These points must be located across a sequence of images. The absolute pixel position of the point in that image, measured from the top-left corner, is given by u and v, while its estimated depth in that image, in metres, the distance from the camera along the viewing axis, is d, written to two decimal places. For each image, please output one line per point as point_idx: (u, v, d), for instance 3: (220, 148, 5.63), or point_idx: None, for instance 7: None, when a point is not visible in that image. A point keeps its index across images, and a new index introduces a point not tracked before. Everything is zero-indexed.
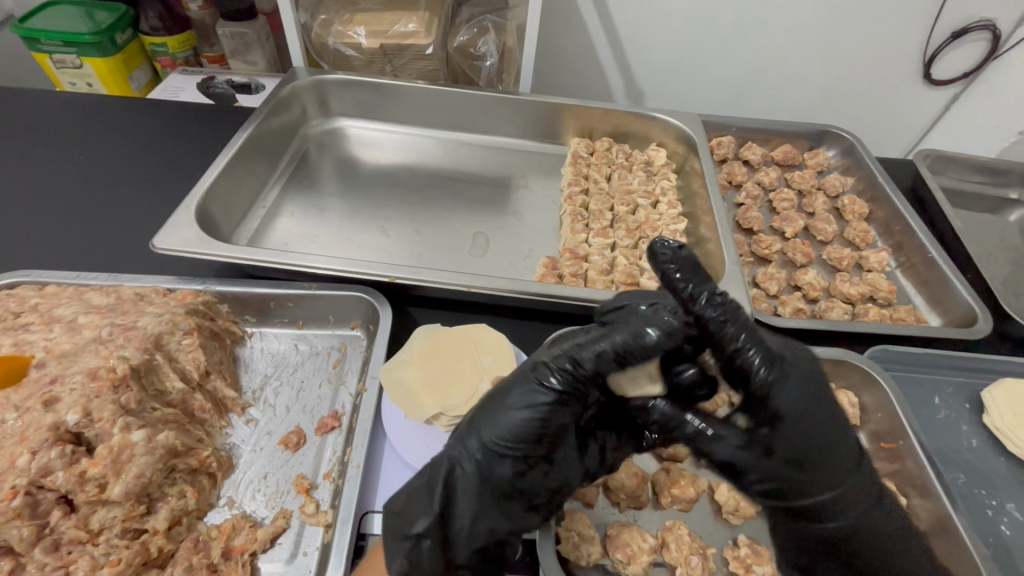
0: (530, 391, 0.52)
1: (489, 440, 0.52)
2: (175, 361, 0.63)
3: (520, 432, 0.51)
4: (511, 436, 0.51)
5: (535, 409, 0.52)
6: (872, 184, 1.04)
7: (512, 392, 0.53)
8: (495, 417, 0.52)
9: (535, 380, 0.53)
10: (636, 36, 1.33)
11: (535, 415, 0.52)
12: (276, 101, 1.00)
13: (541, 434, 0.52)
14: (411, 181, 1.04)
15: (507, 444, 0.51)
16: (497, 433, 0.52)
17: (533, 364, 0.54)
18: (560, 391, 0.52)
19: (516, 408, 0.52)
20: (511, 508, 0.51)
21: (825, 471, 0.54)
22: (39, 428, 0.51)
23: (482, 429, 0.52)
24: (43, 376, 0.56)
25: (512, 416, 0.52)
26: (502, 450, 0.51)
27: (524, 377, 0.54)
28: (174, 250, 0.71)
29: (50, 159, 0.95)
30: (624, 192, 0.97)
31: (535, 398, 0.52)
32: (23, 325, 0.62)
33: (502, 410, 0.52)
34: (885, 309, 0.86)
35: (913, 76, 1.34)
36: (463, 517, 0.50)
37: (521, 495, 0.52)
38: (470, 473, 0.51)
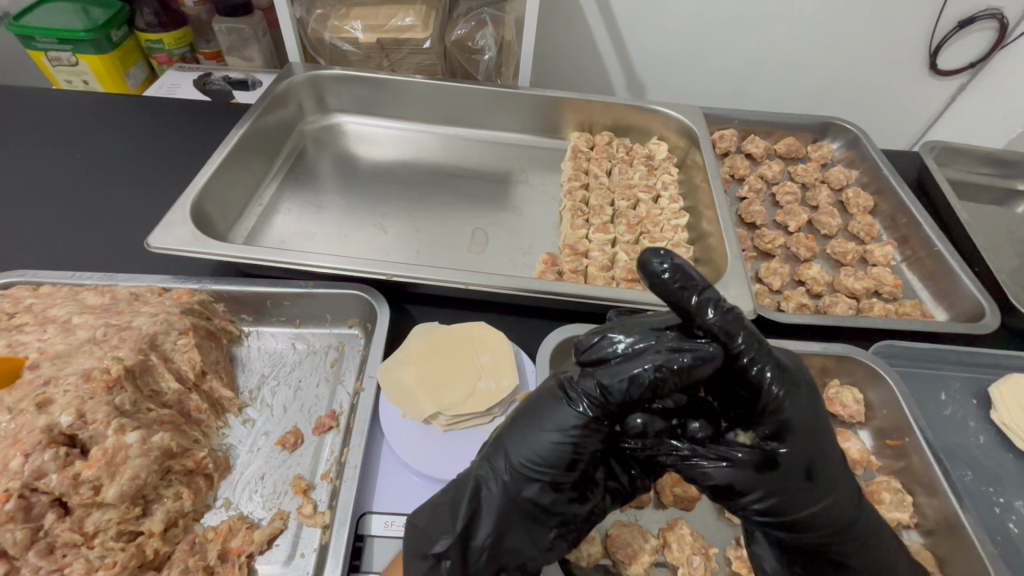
0: (562, 410, 0.49)
1: (516, 461, 0.49)
2: (170, 361, 0.62)
3: (549, 453, 0.48)
4: (541, 458, 0.49)
5: (568, 431, 0.48)
6: (877, 176, 1.02)
7: (542, 411, 0.50)
8: (523, 436, 0.50)
9: (565, 402, 0.49)
10: (636, 29, 1.32)
11: (567, 437, 0.48)
12: (271, 98, 0.99)
13: (574, 457, 0.49)
14: (410, 177, 1.03)
15: (538, 466, 0.49)
16: (526, 455, 0.49)
17: (563, 384, 0.51)
18: (594, 411, 0.48)
19: (546, 429, 0.49)
20: (536, 530, 0.50)
21: (823, 486, 0.48)
22: (32, 430, 0.50)
23: (510, 450, 0.50)
24: (38, 377, 0.55)
25: (542, 439, 0.49)
26: (532, 473, 0.49)
27: (553, 397, 0.50)
28: (168, 249, 0.70)
29: (45, 158, 0.94)
30: (624, 186, 0.95)
31: (565, 419, 0.49)
32: (17, 326, 0.62)
33: (531, 429, 0.50)
34: (891, 304, 0.85)
35: (918, 66, 1.32)
36: (485, 543, 0.49)
37: (550, 518, 0.50)
38: (497, 495, 0.49)
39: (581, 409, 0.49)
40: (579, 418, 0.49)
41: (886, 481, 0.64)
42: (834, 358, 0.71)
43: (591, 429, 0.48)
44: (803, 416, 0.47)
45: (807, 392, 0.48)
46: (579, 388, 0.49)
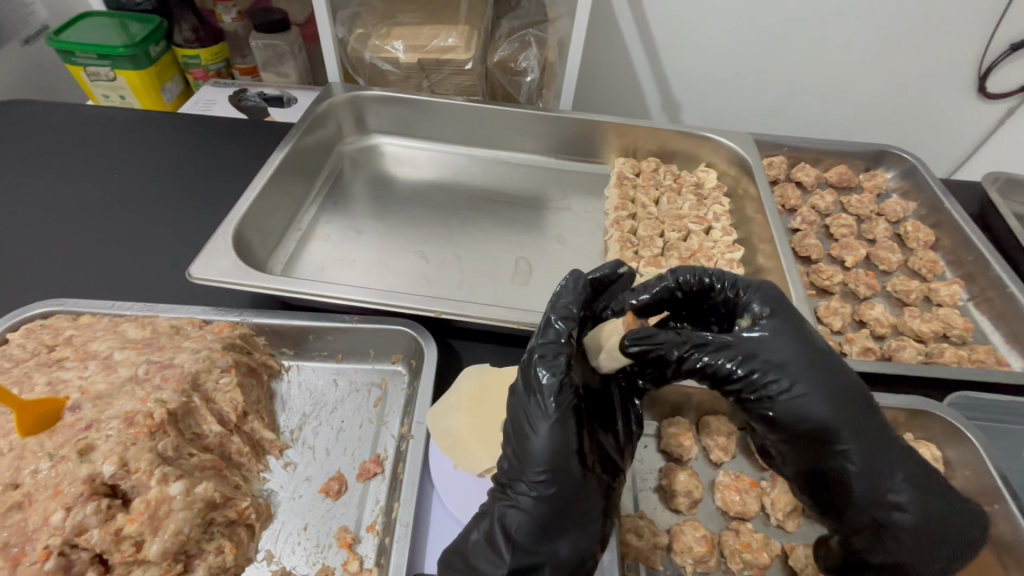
0: (536, 405, 0.50)
1: (527, 472, 0.49)
2: (212, 402, 0.60)
3: (554, 447, 0.48)
4: (540, 457, 0.49)
5: (555, 418, 0.49)
6: (937, 209, 0.97)
7: (523, 421, 0.50)
8: (519, 447, 0.50)
9: (535, 400, 0.50)
10: (675, 50, 1.29)
11: (557, 428, 0.49)
12: (311, 118, 0.97)
13: (573, 439, 0.49)
14: (449, 201, 1.00)
15: (548, 468, 0.48)
16: (533, 466, 0.49)
17: (523, 389, 0.51)
18: (564, 388, 0.49)
19: (536, 433, 0.49)
20: (589, 523, 0.49)
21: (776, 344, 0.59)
22: (74, 480, 0.48)
23: (519, 466, 0.50)
24: (79, 420, 0.52)
25: (539, 439, 0.49)
26: (548, 477, 0.48)
27: (524, 401, 0.50)
28: (211, 281, 0.67)
29: (83, 178, 0.93)
30: (674, 216, 0.91)
31: (549, 412, 0.49)
32: (57, 361, 0.60)
33: (522, 440, 0.50)
34: (961, 348, 0.80)
35: (969, 89, 1.27)
36: (554, 558, 0.48)
37: (594, 504, 0.49)
38: (527, 506, 0.48)
39: (553, 403, 0.49)
40: (555, 409, 0.49)
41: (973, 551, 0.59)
42: (908, 412, 0.66)
43: (572, 406, 0.49)
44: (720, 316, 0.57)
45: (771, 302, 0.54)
46: (540, 390, 0.49)
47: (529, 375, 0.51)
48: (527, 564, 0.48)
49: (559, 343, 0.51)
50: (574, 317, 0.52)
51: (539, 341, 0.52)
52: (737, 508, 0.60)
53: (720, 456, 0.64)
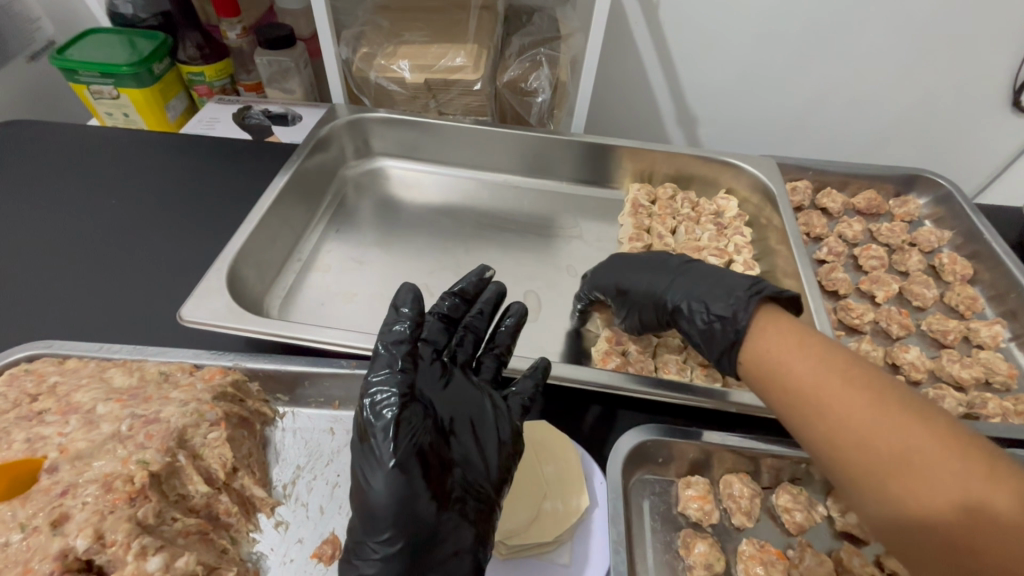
0: (374, 453, 0.45)
1: (374, 530, 0.45)
2: (199, 458, 0.56)
3: (395, 499, 0.45)
4: (382, 510, 0.45)
5: (392, 470, 0.44)
6: (975, 238, 0.91)
7: (359, 475, 0.46)
8: (362, 502, 0.46)
9: (370, 449, 0.46)
10: (692, 64, 1.24)
11: (397, 476, 0.44)
12: (314, 141, 0.93)
13: (417, 482, 0.45)
14: (454, 227, 0.96)
15: (393, 521, 0.45)
16: (378, 521, 0.45)
17: (359, 436, 0.47)
18: (394, 430, 0.45)
19: (374, 488, 0.45)
20: (451, 566, 0.46)
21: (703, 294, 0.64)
22: (45, 556, 0.45)
23: (363, 524, 0.46)
24: (55, 485, 0.49)
25: (377, 494, 0.45)
26: (392, 533, 0.45)
27: (361, 450, 0.46)
28: (203, 324, 0.64)
29: (81, 204, 0.91)
30: (692, 247, 0.86)
31: (385, 461, 0.45)
32: (39, 413, 0.57)
33: (362, 495, 0.46)
34: (1006, 397, 0.74)
35: (1000, 102, 1.20)
36: None
37: (456, 541, 0.47)
38: (380, 564, 0.45)
39: (389, 449, 0.45)
40: (393, 458, 0.44)
41: None
42: None
43: (414, 446, 0.45)
44: (631, 272, 0.73)
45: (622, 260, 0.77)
46: (372, 432, 0.45)
47: (362, 421, 0.46)
48: None
49: (391, 373, 0.47)
50: (406, 338, 0.49)
51: (371, 376, 0.47)
52: None
53: (743, 521, 0.59)
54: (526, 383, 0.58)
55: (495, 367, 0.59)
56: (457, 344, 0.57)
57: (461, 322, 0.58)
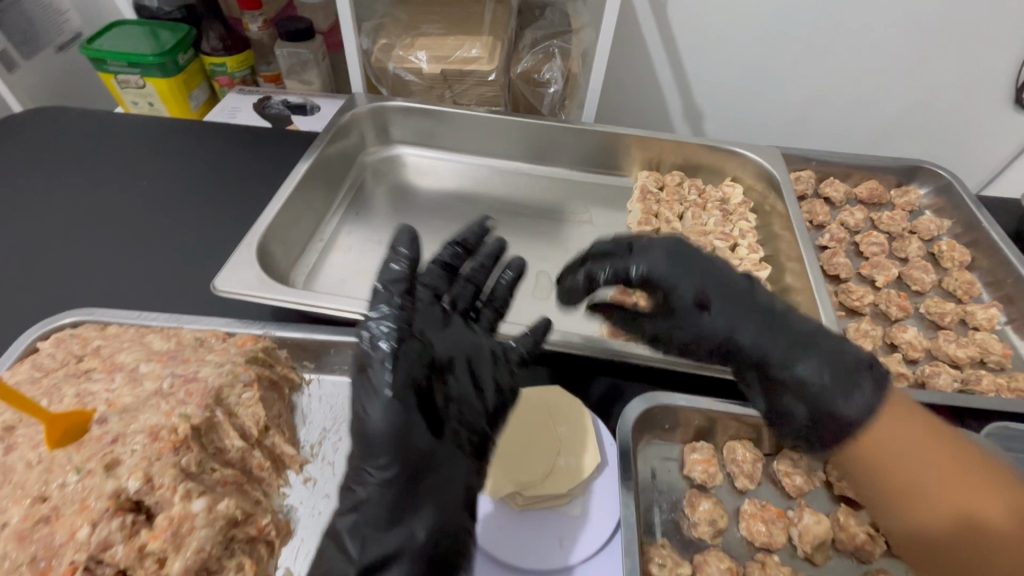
0: (373, 382, 0.48)
1: (371, 458, 0.48)
2: (234, 416, 0.60)
3: (392, 427, 0.47)
4: (379, 437, 0.48)
5: (391, 398, 0.47)
6: (973, 227, 0.94)
7: (358, 405, 0.49)
8: (359, 432, 0.49)
9: (369, 380, 0.49)
10: (699, 60, 1.27)
11: (394, 404, 0.47)
12: (335, 128, 0.97)
13: (412, 412, 0.48)
14: (469, 212, 1.00)
15: (389, 448, 0.48)
16: (375, 449, 0.48)
17: (360, 370, 0.50)
18: (393, 362, 0.48)
19: (371, 415, 0.48)
20: (445, 495, 0.49)
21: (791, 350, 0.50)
22: (100, 495, 0.48)
23: (361, 452, 0.49)
24: (106, 434, 0.53)
25: (375, 421, 0.48)
26: (388, 460, 0.48)
27: (361, 382, 0.50)
28: (235, 293, 0.68)
29: (113, 186, 0.95)
30: (699, 232, 0.89)
31: (382, 390, 0.48)
32: (85, 372, 0.60)
33: (360, 424, 0.49)
34: (999, 375, 0.77)
35: (1003, 101, 1.23)
36: (411, 541, 0.47)
37: (451, 474, 0.50)
38: (376, 492, 0.48)
39: (386, 377, 0.48)
40: (392, 386, 0.48)
41: None
42: None
43: (411, 377, 0.49)
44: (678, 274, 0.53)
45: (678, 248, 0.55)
46: (371, 362, 0.48)
47: (361, 353, 0.50)
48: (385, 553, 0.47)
49: (390, 309, 0.51)
50: (404, 276, 0.53)
51: (371, 311, 0.51)
52: (763, 539, 0.59)
53: (745, 483, 0.63)
54: (524, 339, 0.59)
55: (494, 318, 0.61)
56: (457, 291, 0.59)
57: (462, 274, 0.61)
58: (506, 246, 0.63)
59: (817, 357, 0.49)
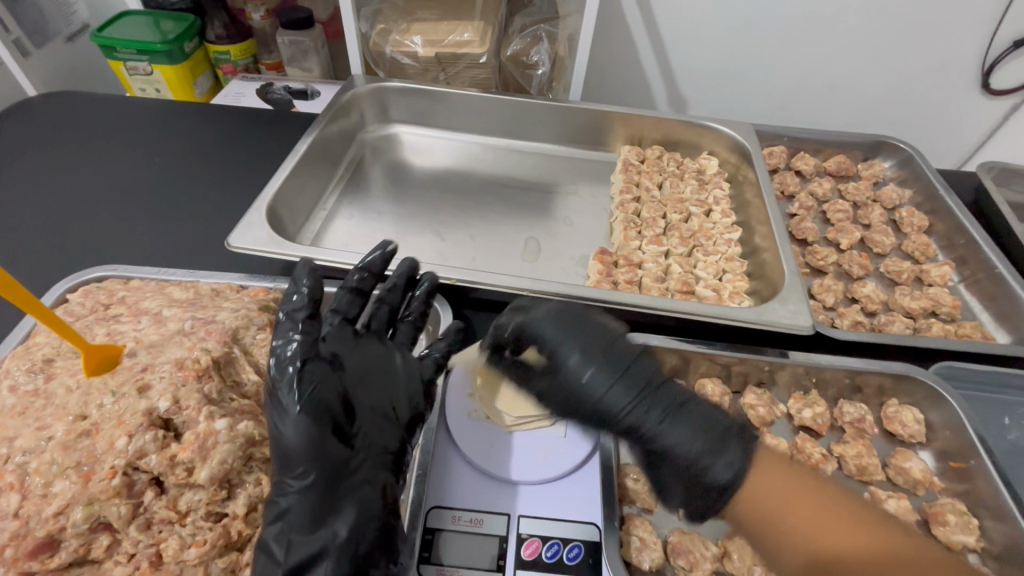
0: (282, 403, 0.53)
1: (289, 466, 0.52)
2: (250, 355, 0.66)
3: (309, 436, 0.52)
4: (295, 448, 0.52)
5: (300, 413, 0.52)
6: (932, 196, 1.01)
7: (274, 426, 0.54)
8: (276, 447, 0.53)
9: (281, 400, 0.53)
10: (681, 46, 1.33)
11: (304, 419, 0.52)
12: (336, 107, 1.04)
13: (322, 426, 0.53)
14: (463, 186, 1.06)
15: (304, 458, 0.52)
16: (291, 460, 0.52)
17: (273, 390, 0.54)
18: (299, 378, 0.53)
19: (284, 430, 0.52)
20: (363, 493, 0.53)
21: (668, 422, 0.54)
22: (134, 412, 0.54)
23: (279, 467, 0.53)
24: (136, 364, 0.59)
25: (290, 433, 0.52)
26: (304, 470, 0.52)
27: (275, 403, 0.54)
28: (248, 249, 0.74)
29: (126, 162, 1.01)
30: (676, 199, 0.96)
31: (294, 405, 0.53)
32: (113, 316, 0.66)
33: (277, 442, 0.53)
34: (950, 325, 0.84)
35: (970, 84, 1.29)
36: (334, 540, 0.50)
37: (371, 476, 0.54)
38: (299, 496, 0.51)
39: (295, 394, 0.53)
40: (299, 402, 0.53)
41: (951, 504, 0.64)
42: (893, 379, 0.71)
43: (318, 392, 0.54)
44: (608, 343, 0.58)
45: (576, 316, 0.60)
46: (279, 385, 0.53)
47: (270, 379, 0.55)
48: (311, 557, 0.50)
49: (294, 331, 0.56)
50: (303, 304, 0.57)
51: (276, 340, 0.56)
52: None
53: (715, 414, 0.70)
54: (441, 345, 0.67)
55: (411, 331, 0.67)
56: (371, 313, 0.63)
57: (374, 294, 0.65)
58: (414, 262, 0.68)
59: (700, 415, 0.53)
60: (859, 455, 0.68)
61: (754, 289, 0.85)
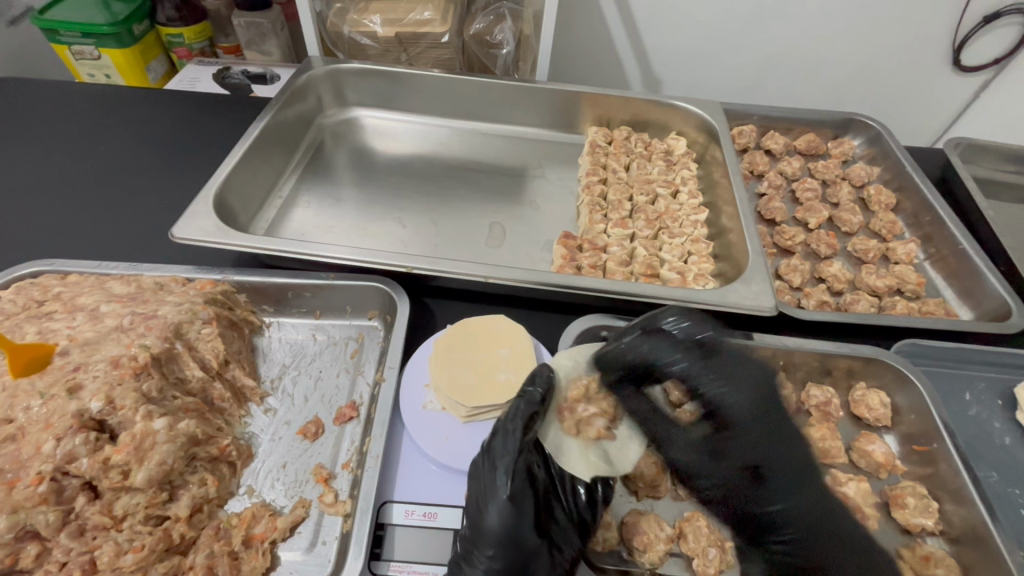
0: (492, 478, 0.51)
1: (478, 546, 0.49)
2: (194, 350, 0.63)
3: (501, 529, 0.49)
4: (498, 536, 0.49)
5: (509, 501, 0.50)
6: (900, 173, 1.00)
7: (479, 502, 0.51)
8: (474, 526, 0.50)
9: (496, 484, 0.51)
10: (654, 26, 1.27)
11: (512, 506, 0.50)
12: (291, 91, 0.99)
13: (523, 516, 0.50)
14: (425, 171, 1.03)
15: (503, 545, 0.49)
16: (485, 541, 0.49)
17: (493, 467, 0.52)
18: (515, 468, 0.51)
19: (493, 514, 0.49)
20: None
21: (772, 481, 0.60)
22: (63, 415, 0.51)
23: (472, 544, 0.50)
24: (68, 364, 0.56)
25: (494, 517, 0.49)
26: (496, 554, 0.49)
27: (493, 479, 0.51)
28: (193, 240, 0.71)
29: (70, 151, 0.96)
30: (643, 180, 0.95)
31: (500, 492, 0.50)
32: (46, 314, 0.63)
33: (477, 514, 0.50)
34: (914, 302, 0.84)
35: (942, 62, 1.26)
36: None
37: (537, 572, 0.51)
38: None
39: (507, 480, 0.51)
40: (511, 480, 0.51)
41: (911, 486, 0.63)
42: (860, 361, 0.70)
43: (525, 474, 0.52)
44: (752, 438, 0.62)
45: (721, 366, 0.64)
46: (503, 469, 0.51)
47: (492, 456, 0.53)
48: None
49: (515, 426, 0.54)
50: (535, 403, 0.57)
51: (506, 423, 0.55)
52: None
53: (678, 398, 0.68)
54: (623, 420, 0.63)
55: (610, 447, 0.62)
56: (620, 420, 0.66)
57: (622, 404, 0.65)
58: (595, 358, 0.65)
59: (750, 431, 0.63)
60: (823, 437, 0.66)
61: (720, 270, 0.84)
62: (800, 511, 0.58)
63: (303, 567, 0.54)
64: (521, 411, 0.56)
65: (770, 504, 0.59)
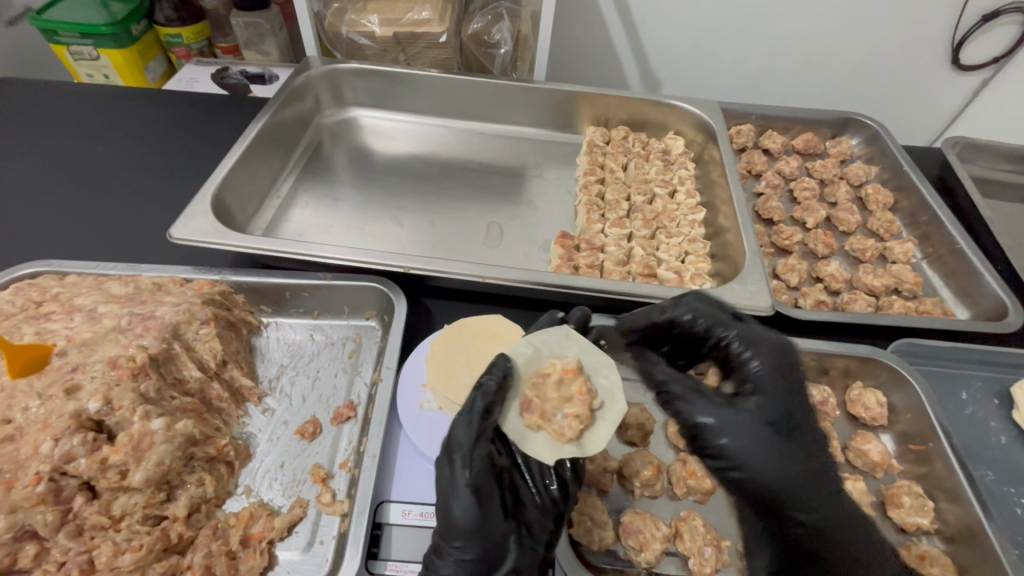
0: (452, 474, 0.50)
1: (450, 541, 0.50)
2: (192, 350, 0.63)
3: (469, 522, 0.49)
4: (467, 530, 0.49)
5: (472, 495, 0.49)
6: (898, 173, 1.00)
7: (443, 498, 0.50)
8: (442, 521, 0.50)
9: (457, 478, 0.50)
10: (653, 26, 1.27)
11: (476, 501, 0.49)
12: (288, 91, 0.99)
13: (489, 506, 0.50)
14: (423, 170, 1.03)
15: (474, 539, 0.49)
16: (455, 536, 0.49)
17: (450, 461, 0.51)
18: (473, 461, 0.50)
19: (459, 509, 0.49)
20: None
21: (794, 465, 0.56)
22: (62, 415, 0.52)
23: (443, 539, 0.50)
24: (65, 364, 0.56)
25: (461, 512, 0.49)
26: (468, 548, 0.49)
27: (453, 473, 0.50)
28: (191, 241, 0.71)
29: (68, 151, 0.96)
30: (641, 180, 0.95)
31: (461, 486, 0.50)
32: (44, 314, 0.63)
33: (444, 510, 0.50)
34: (911, 301, 0.84)
35: (941, 61, 1.26)
36: None
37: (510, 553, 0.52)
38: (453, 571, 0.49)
39: (467, 475, 0.50)
40: (471, 473, 0.50)
41: (908, 485, 0.64)
42: (857, 360, 0.70)
43: (485, 468, 0.51)
44: (773, 394, 0.58)
45: (775, 351, 0.60)
46: (462, 463, 0.50)
47: (450, 449, 0.52)
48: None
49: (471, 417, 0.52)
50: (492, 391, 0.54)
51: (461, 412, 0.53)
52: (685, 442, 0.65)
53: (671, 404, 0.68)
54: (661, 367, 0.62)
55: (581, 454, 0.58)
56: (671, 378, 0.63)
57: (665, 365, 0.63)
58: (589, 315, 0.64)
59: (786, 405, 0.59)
60: None
61: (717, 270, 0.84)
62: (816, 510, 0.55)
63: (301, 567, 0.54)
64: (478, 399, 0.53)
65: (785, 491, 0.55)
